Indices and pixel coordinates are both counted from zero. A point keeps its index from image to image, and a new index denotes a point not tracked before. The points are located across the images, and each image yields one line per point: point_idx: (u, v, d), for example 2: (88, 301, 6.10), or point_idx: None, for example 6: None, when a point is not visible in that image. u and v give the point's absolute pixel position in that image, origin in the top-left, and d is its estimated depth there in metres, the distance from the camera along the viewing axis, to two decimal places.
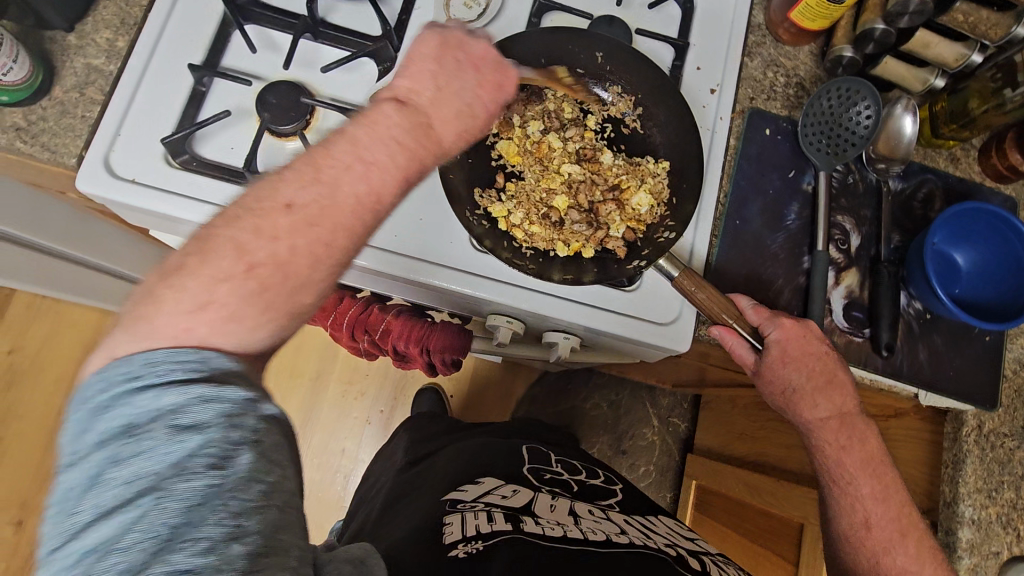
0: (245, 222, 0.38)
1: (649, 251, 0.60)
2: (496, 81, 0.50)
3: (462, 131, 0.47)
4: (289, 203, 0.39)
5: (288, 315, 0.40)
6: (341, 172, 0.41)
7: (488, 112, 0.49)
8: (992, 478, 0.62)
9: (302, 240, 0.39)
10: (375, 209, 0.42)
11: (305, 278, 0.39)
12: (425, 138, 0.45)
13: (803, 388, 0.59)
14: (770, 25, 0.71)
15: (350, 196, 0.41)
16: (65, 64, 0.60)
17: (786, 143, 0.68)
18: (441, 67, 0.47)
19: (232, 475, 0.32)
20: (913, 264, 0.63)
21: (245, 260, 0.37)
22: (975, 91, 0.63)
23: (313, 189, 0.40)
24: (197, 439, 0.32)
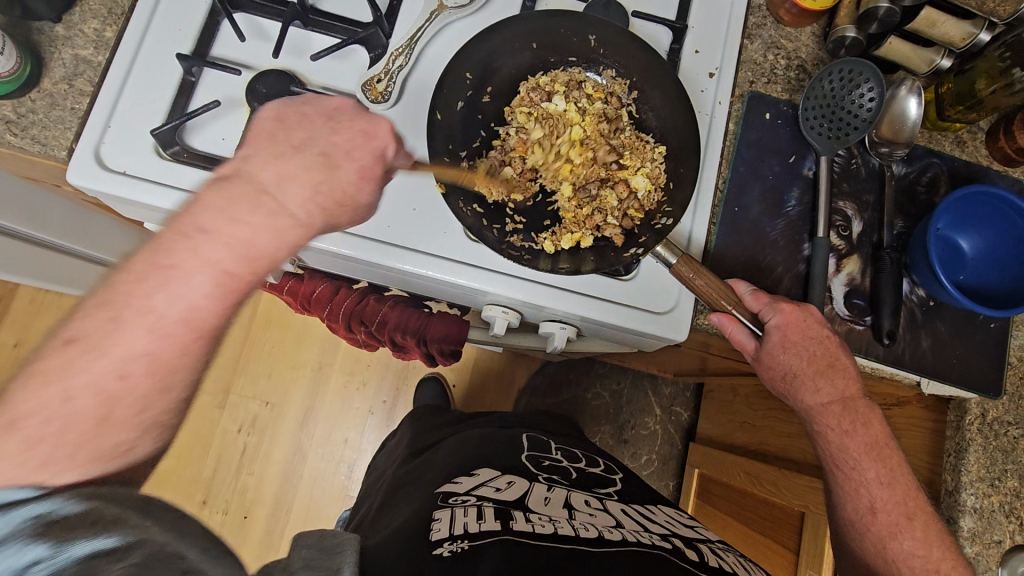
0: (72, 361, 0.37)
1: (649, 238, 0.59)
2: (359, 128, 0.48)
3: (312, 186, 0.45)
4: (71, 338, 0.38)
5: (122, 443, 0.39)
6: (138, 286, 0.39)
7: (352, 158, 0.47)
8: (996, 466, 0.61)
9: (77, 377, 0.37)
10: (198, 314, 0.41)
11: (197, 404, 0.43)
12: (262, 212, 0.43)
13: (804, 373, 0.58)
14: (770, 6, 0.69)
15: (172, 304, 0.40)
16: (52, 55, 0.60)
17: (787, 127, 0.67)
18: (283, 128, 0.46)
19: (73, 554, 0.34)
20: (916, 251, 0.61)
21: (8, 414, 0.36)
22: (982, 71, 0.61)
23: (92, 318, 0.38)
24: (4, 555, 0.33)
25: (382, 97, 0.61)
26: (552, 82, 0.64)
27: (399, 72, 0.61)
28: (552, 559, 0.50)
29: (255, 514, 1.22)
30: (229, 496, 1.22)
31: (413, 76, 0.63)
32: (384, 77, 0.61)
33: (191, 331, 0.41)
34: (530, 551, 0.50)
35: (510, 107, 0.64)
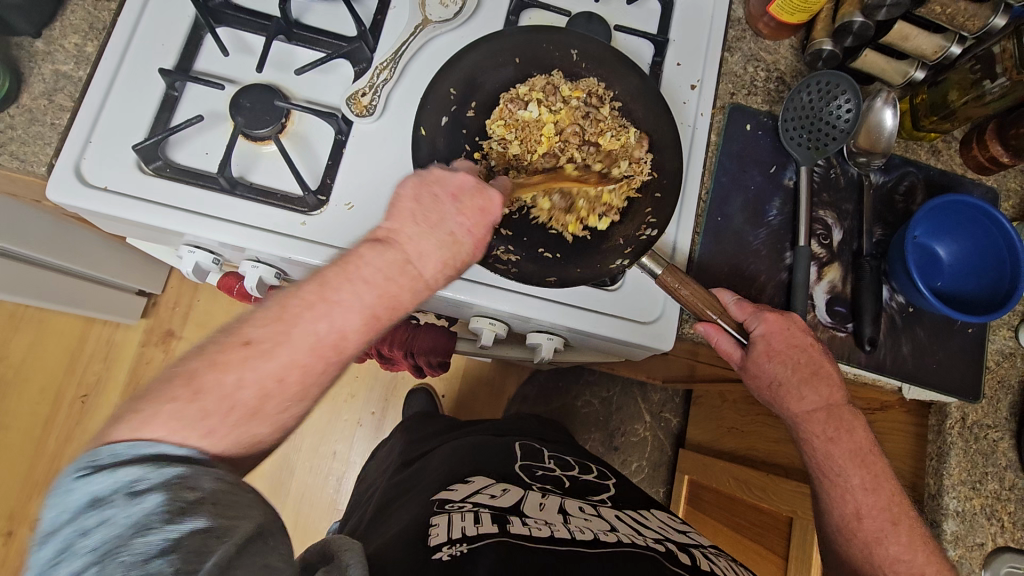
0: (245, 358, 0.43)
1: (632, 250, 0.59)
2: (479, 206, 0.49)
3: (444, 260, 0.48)
4: (247, 340, 0.43)
5: (257, 435, 0.44)
6: (307, 314, 0.45)
7: (473, 233, 0.49)
8: (976, 470, 0.63)
9: (253, 376, 0.43)
10: (342, 342, 0.46)
11: (258, 407, 0.43)
12: (406, 279, 0.47)
13: (789, 382, 0.58)
14: (750, 20, 0.70)
15: (328, 331, 0.45)
16: (32, 71, 0.59)
17: (767, 138, 0.68)
18: (420, 207, 0.48)
19: (186, 526, 0.36)
20: (895, 259, 0.62)
21: (192, 386, 0.41)
22: (955, 82, 0.63)
23: (271, 327, 0.44)
24: (153, 503, 0.36)
25: (367, 111, 0.61)
26: (531, 92, 0.63)
27: (384, 86, 0.62)
28: (552, 560, 0.50)
29: None
30: None
31: (398, 90, 0.63)
32: (369, 90, 0.61)
33: (335, 356, 0.46)
34: (530, 554, 0.50)
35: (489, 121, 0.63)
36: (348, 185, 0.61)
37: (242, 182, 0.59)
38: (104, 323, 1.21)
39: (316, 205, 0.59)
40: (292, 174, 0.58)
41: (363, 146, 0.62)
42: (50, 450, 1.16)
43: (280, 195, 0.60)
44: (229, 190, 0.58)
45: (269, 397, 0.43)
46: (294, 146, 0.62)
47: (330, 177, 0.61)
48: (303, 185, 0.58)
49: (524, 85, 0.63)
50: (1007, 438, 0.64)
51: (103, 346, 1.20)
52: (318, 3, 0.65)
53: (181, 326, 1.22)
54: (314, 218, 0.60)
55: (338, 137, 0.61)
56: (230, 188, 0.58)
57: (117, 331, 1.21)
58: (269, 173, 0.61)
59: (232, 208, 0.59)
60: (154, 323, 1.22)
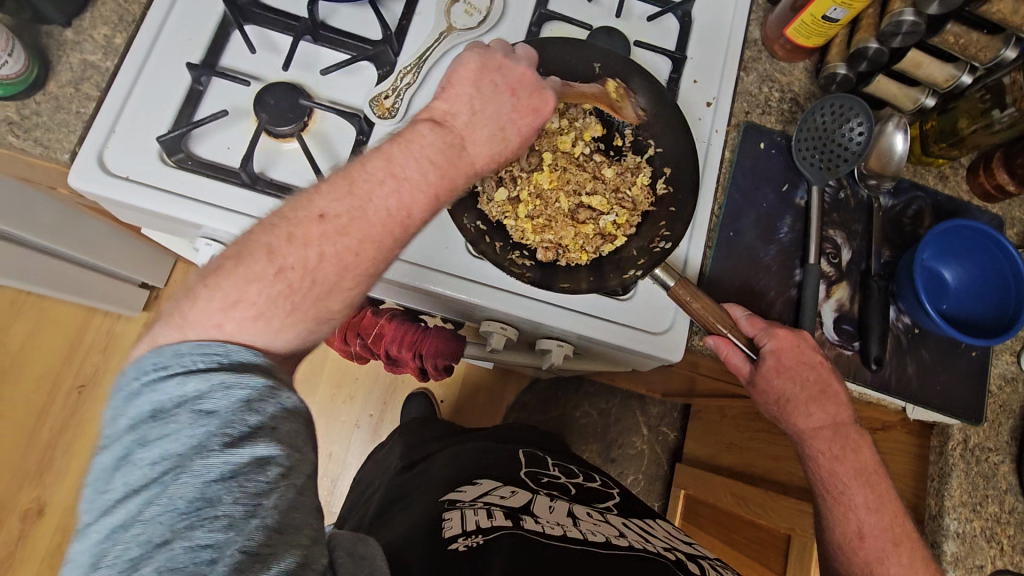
0: (321, 233, 0.43)
1: (646, 261, 0.60)
2: (533, 106, 0.51)
3: (493, 153, 0.50)
4: (320, 213, 0.43)
5: (335, 312, 0.45)
6: (378, 190, 0.45)
7: (520, 133, 0.51)
8: (977, 491, 0.63)
9: (330, 249, 0.43)
10: (408, 222, 0.46)
11: (334, 285, 0.44)
12: (459, 164, 0.48)
13: (797, 398, 0.59)
14: (766, 41, 0.72)
15: (396, 208, 0.45)
16: (60, 59, 0.60)
17: (780, 157, 0.69)
18: (479, 96, 0.49)
19: (247, 453, 0.36)
20: (903, 279, 0.63)
21: (275, 263, 0.41)
22: (965, 110, 0.65)
23: (344, 201, 0.44)
24: (215, 422, 0.36)
25: (389, 113, 0.62)
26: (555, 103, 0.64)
27: (406, 90, 0.63)
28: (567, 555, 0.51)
29: None
30: None
31: (420, 93, 0.64)
32: (391, 93, 0.62)
33: (402, 230, 0.46)
34: (545, 548, 0.51)
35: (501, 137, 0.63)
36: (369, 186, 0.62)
37: (262, 177, 0.59)
38: (105, 314, 1.20)
39: None
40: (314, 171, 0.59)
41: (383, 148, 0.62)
42: (43, 441, 1.15)
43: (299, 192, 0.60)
44: (249, 185, 0.59)
45: (345, 280, 0.44)
46: (316, 145, 0.62)
47: None
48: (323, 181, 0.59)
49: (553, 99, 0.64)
50: (1007, 461, 0.65)
51: (103, 337, 1.20)
52: (345, 6, 0.66)
53: None
54: None
55: (359, 137, 0.62)
56: (251, 183, 0.59)
57: (118, 322, 1.20)
58: (289, 170, 0.61)
59: (251, 202, 0.59)
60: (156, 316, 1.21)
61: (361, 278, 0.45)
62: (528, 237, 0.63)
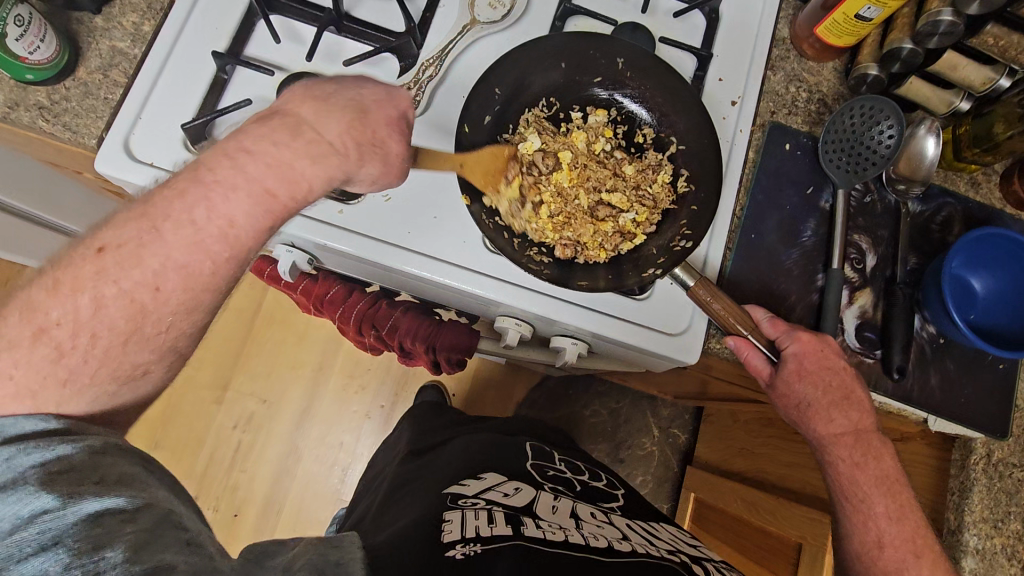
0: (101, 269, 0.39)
1: (666, 260, 0.59)
2: (384, 89, 0.51)
3: (346, 123, 0.48)
4: (100, 246, 0.40)
5: (142, 363, 0.42)
6: (180, 201, 0.41)
7: (381, 110, 0.50)
8: (999, 508, 0.62)
9: (109, 287, 0.40)
10: (234, 230, 0.43)
11: (134, 329, 0.41)
12: (303, 143, 0.45)
13: (819, 404, 0.58)
14: (795, 40, 0.70)
15: (212, 215, 0.42)
16: (90, 46, 0.61)
17: (805, 159, 0.68)
18: (313, 89, 0.49)
19: (73, 515, 0.35)
20: (930, 288, 0.62)
21: (36, 323, 0.38)
22: (1000, 116, 0.62)
23: (134, 226, 0.40)
24: (12, 501, 0.34)
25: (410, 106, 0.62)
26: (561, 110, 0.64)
27: (428, 83, 0.63)
28: (567, 564, 0.50)
29: (246, 511, 1.21)
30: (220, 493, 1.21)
31: (442, 86, 0.64)
32: (413, 86, 0.63)
33: (229, 246, 0.43)
34: (546, 556, 0.51)
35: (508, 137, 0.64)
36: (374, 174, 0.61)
37: None
38: None
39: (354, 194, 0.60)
40: None
41: None
42: None
43: None
44: None
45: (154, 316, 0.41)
46: None
47: None
48: None
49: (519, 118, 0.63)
50: None
51: None
52: None
53: None
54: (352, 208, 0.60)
55: None
56: None
57: None
58: None
59: None
60: None
61: (172, 313, 0.42)
62: (547, 236, 0.63)
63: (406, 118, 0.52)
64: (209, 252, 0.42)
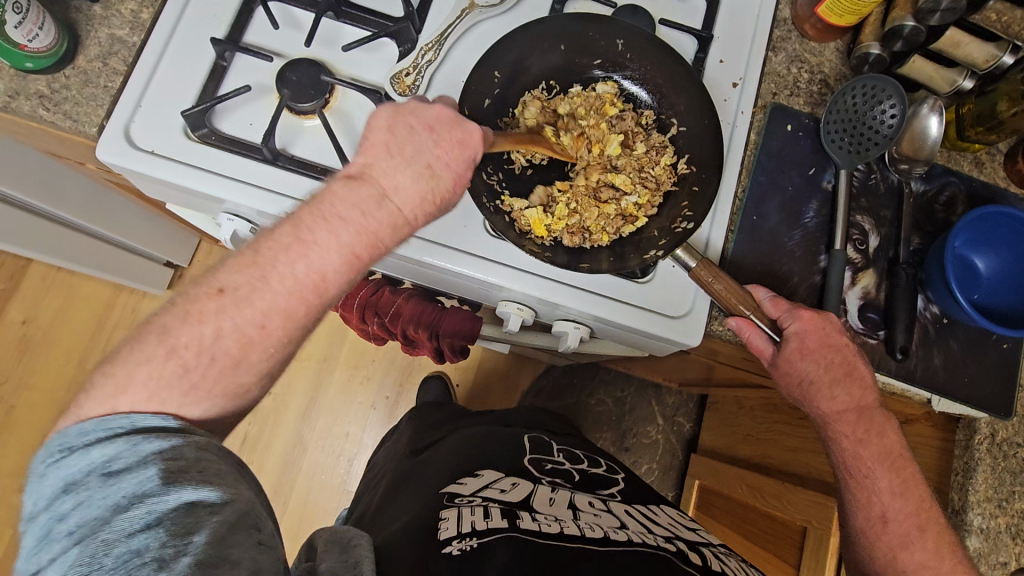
0: (222, 307, 0.43)
1: (667, 242, 0.59)
2: (457, 138, 0.49)
3: (420, 195, 0.48)
4: (219, 288, 0.44)
5: (246, 383, 0.45)
6: (283, 256, 0.44)
7: (450, 169, 0.49)
8: (1003, 487, 0.62)
9: (230, 321, 0.43)
10: (324, 284, 0.46)
11: (242, 356, 0.44)
12: (385, 216, 0.47)
13: (821, 380, 0.58)
14: (796, 20, 0.70)
15: (307, 272, 0.45)
16: (89, 34, 0.61)
17: (808, 140, 0.67)
18: (394, 136, 0.48)
19: (173, 500, 0.38)
20: (933, 268, 0.61)
21: (168, 343, 0.42)
22: (1004, 93, 0.62)
23: (245, 274, 0.44)
24: (131, 478, 0.38)
25: (409, 91, 0.62)
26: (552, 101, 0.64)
27: (427, 67, 0.63)
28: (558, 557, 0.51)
29: None
30: None
31: (442, 70, 0.64)
32: (412, 70, 0.62)
33: (317, 297, 0.46)
34: (538, 551, 0.51)
35: (506, 121, 0.63)
36: None
37: (284, 154, 0.60)
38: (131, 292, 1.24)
39: None
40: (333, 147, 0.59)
41: None
42: None
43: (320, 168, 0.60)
44: (271, 161, 0.59)
45: (257, 350, 0.45)
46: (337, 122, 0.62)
47: None
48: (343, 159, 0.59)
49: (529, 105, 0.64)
50: None
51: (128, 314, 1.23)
52: None
53: None
54: None
55: None
56: (273, 160, 0.59)
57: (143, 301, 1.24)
58: (310, 146, 0.61)
59: (272, 178, 0.60)
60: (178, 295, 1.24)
61: (274, 348, 0.45)
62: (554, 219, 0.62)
63: (477, 167, 0.51)
64: (304, 300, 0.45)
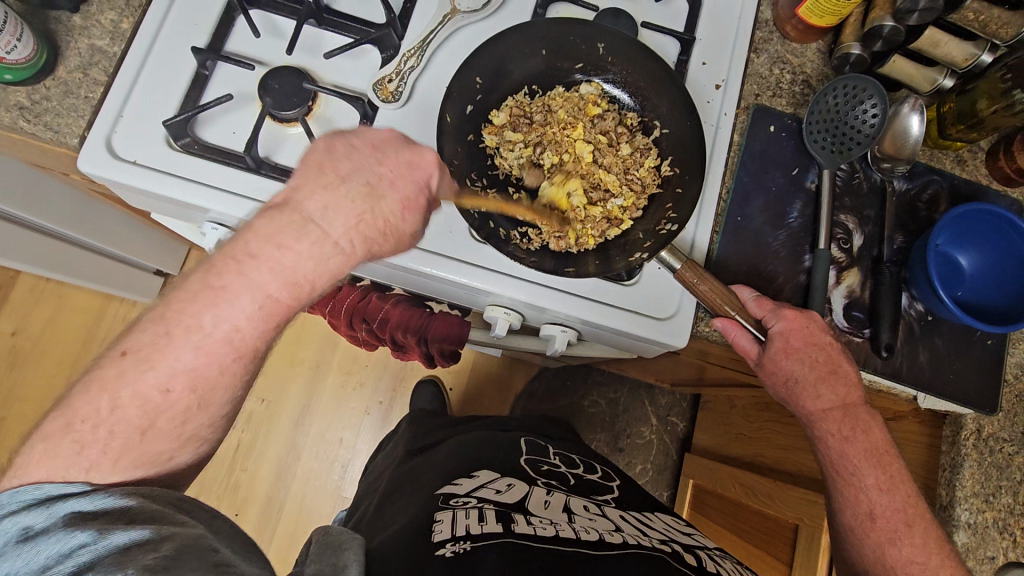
0: (124, 371, 0.42)
1: (652, 243, 0.59)
2: (405, 159, 0.48)
3: (356, 218, 0.46)
4: (124, 350, 0.43)
5: (165, 453, 0.44)
6: (190, 307, 0.43)
7: (396, 188, 0.48)
8: (989, 482, 0.62)
9: (126, 391, 0.42)
10: (238, 335, 0.44)
11: (152, 423, 0.43)
12: (308, 241, 0.45)
13: (807, 379, 0.58)
14: (777, 22, 0.70)
15: (218, 325, 0.43)
16: (69, 45, 0.61)
17: (791, 140, 0.68)
18: (332, 157, 0.47)
19: (121, 543, 0.37)
20: (916, 266, 0.62)
21: (66, 419, 0.41)
22: (983, 91, 0.62)
23: (151, 331, 0.43)
24: (80, 530, 0.37)
25: (393, 97, 0.62)
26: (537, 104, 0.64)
27: (411, 73, 0.62)
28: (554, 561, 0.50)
29: (247, 511, 1.21)
30: (221, 493, 1.21)
31: (425, 77, 0.64)
32: (395, 77, 0.62)
33: (234, 352, 0.44)
34: (532, 556, 0.51)
35: (485, 129, 0.63)
36: None
37: (267, 162, 0.60)
38: (121, 301, 1.23)
39: None
40: None
41: None
42: None
43: None
44: (254, 170, 0.59)
45: (166, 416, 0.43)
46: (320, 129, 0.62)
47: None
48: (327, 166, 0.59)
49: (499, 130, 0.64)
50: None
51: (119, 324, 1.22)
52: None
53: None
54: None
55: (363, 122, 0.62)
56: (256, 168, 0.59)
57: (133, 310, 1.23)
58: (293, 154, 0.61)
59: (254, 187, 0.59)
60: None
61: (182, 416, 0.44)
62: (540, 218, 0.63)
63: (428, 189, 0.49)
64: (218, 355, 0.44)
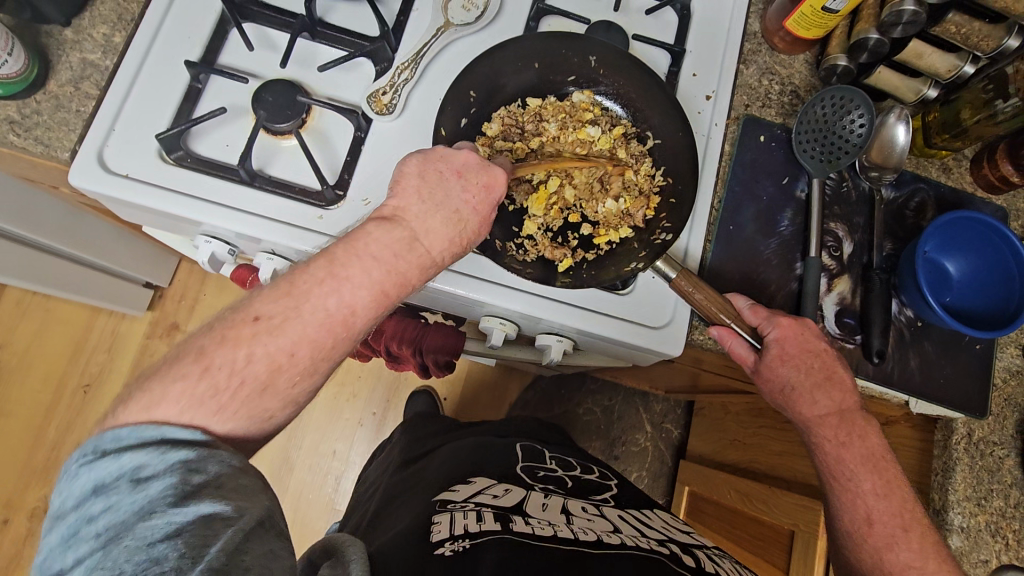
0: (236, 337, 0.41)
1: (646, 253, 0.60)
2: (485, 182, 0.51)
3: (450, 240, 0.49)
4: (258, 315, 0.42)
5: (269, 411, 0.43)
6: (318, 290, 0.44)
7: (478, 213, 0.50)
8: (981, 486, 0.63)
9: (263, 353, 0.42)
10: (350, 324, 0.45)
11: (270, 382, 0.43)
12: (416, 258, 0.47)
13: (803, 386, 0.59)
14: (765, 34, 0.71)
15: (340, 306, 0.44)
16: (60, 58, 0.60)
17: (781, 150, 0.69)
18: (426, 183, 0.49)
19: (191, 512, 0.36)
20: (905, 273, 0.63)
21: (152, 384, 0.40)
22: (967, 102, 0.64)
23: (284, 302, 0.43)
24: (161, 485, 0.36)
25: (387, 109, 0.62)
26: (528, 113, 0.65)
27: (404, 86, 0.63)
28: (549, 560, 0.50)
29: None
30: None
31: (418, 89, 0.64)
32: (389, 89, 0.62)
33: (346, 332, 0.45)
34: (529, 553, 0.51)
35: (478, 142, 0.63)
36: (364, 185, 0.61)
37: (261, 174, 0.60)
38: (110, 314, 1.22)
39: (333, 199, 0.60)
40: (311, 167, 0.59)
41: (382, 145, 0.62)
42: (50, 438, 1.16)
43: (298, 188, 0.60)
44: (248, 182, 0.59)
45: (284, 376, 0.43)
46: (314, 141, 0.62)
47: (349, 173, 0.61)
48: (321, 179, 0.59)
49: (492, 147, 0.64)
50: (1012, 455, 0.64)
51: (108, 337, 1.21)
52: (343, 2, 0.66)
53: (186, 320, 1.22)
54: (331, 213, 0.60)
55: (357, 134, 0.62)
56: (250, 180, 0.59)
57: (122, 323, 1.22)
58: (287, 167, 0.61)
59: (249, 199, 0.59)
60: (160, 316, 1.22)
61: (299, 376, 0.44)
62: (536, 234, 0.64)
63: (499, 208, 0.52)
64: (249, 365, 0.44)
